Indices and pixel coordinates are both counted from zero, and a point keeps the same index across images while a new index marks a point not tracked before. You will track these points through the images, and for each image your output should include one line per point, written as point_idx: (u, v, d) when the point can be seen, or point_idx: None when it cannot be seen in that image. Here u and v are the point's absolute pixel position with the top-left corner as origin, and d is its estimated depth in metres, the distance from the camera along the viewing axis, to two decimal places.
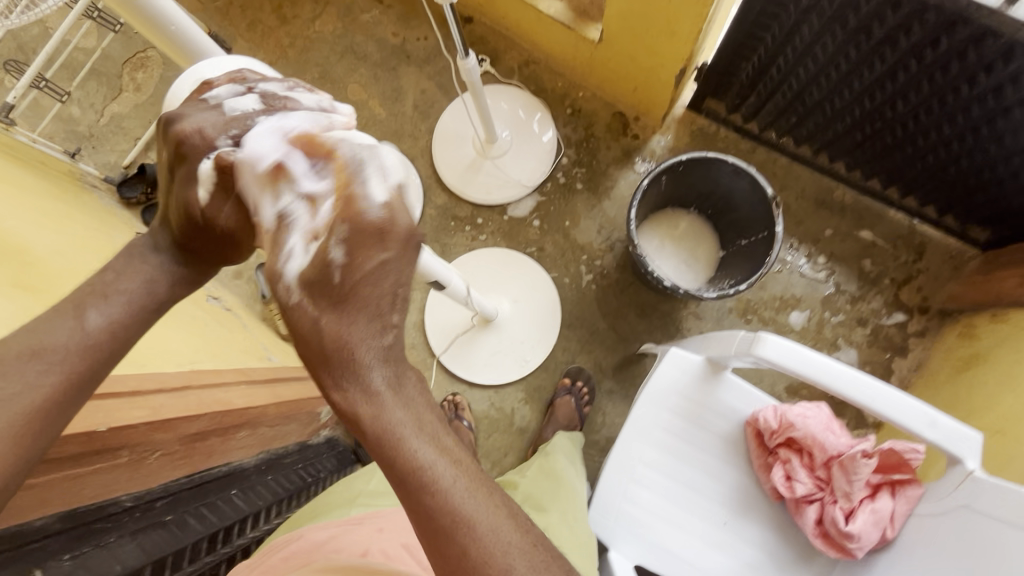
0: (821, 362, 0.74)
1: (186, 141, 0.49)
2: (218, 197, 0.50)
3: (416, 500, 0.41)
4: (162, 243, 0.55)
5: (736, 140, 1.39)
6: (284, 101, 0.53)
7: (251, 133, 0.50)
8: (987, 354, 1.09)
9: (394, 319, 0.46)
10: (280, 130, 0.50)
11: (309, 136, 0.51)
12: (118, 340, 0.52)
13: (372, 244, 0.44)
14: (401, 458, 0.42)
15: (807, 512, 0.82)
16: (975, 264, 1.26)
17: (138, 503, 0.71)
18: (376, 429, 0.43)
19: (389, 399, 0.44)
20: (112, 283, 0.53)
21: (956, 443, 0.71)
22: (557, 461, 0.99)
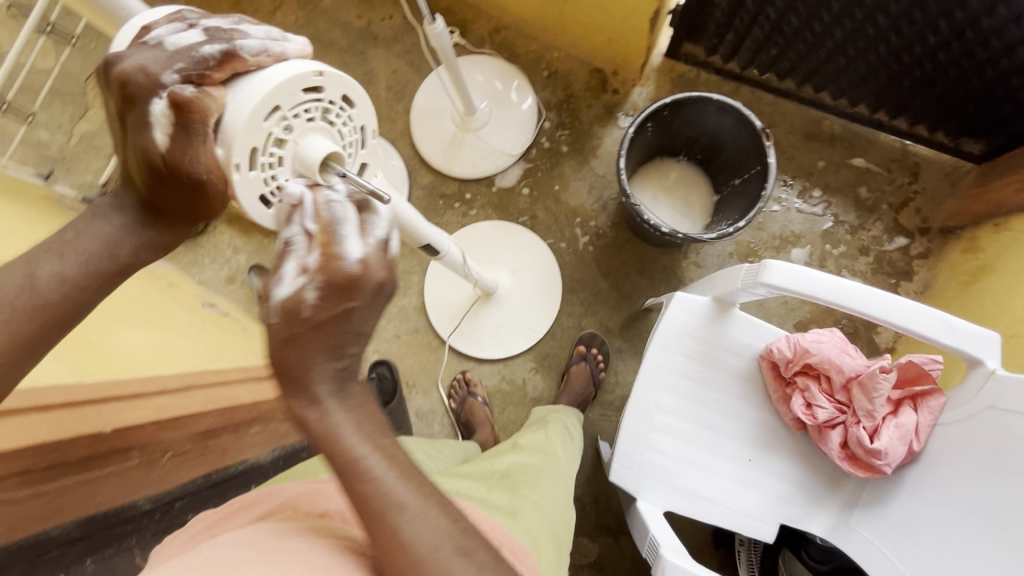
0: (829, 282, 0.73)
1: (130, 82, 0.42)
2: (174, 143, 0.43)
3: (352, 491, 0.45)
4: (127, 203, 0.51)
5: (718, 83, 1.36)
6: (229, 31, 0.43)
7: (202, 65, 0.42)
8: (994, 265, 1.09)
9: (356, 349, 0.48)
10: (234, 61, 0.42)
11: (257, 74, 0.43)
12: (72, 304, 0.49)
13: (348, 296, 0.45)
14: (341, 454, 0.45)
15: (832, 437, 0.82)
16: (972, 179, 1.25)
17: (156, 505, 0.70)
18: (320, 431, 0.46)
19: (335, 408, 0.47)
20: (71, 241, 0.50)
21: (974, 345, 0.70)
22: (558, 440, 0.94)
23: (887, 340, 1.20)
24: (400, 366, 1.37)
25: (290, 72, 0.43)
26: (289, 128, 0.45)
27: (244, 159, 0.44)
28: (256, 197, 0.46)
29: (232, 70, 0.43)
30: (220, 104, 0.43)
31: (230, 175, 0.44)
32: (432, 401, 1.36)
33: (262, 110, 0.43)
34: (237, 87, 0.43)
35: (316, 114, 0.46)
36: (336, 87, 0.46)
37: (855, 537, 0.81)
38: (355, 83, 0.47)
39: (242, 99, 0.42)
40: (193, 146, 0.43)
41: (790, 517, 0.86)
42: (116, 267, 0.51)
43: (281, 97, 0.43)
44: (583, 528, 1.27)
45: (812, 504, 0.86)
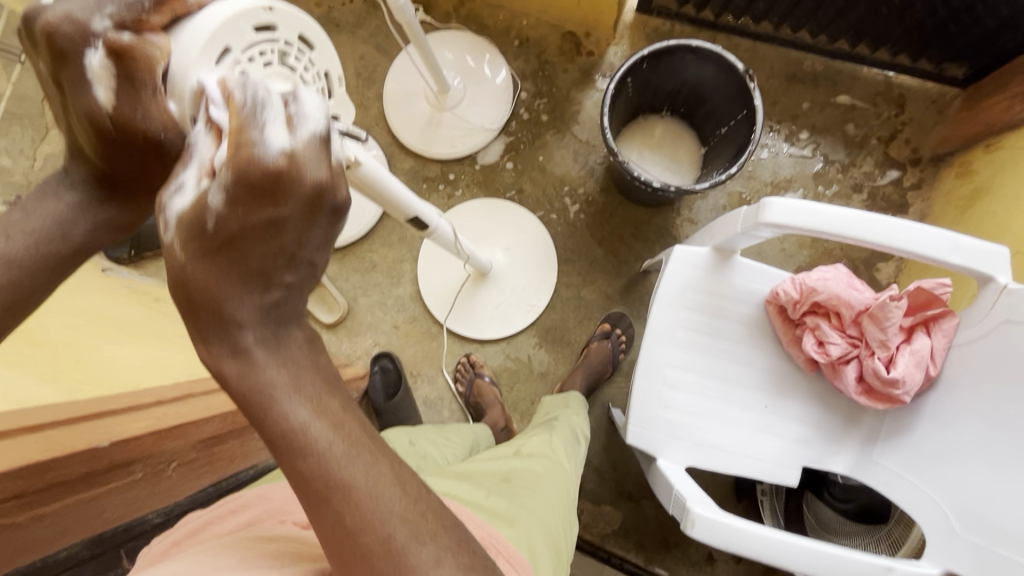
0: (831, 214, 0.72)
1: (57, 34, 0.36)
2: (120, 99, 0.38)
3: (288, 466, 0.37)
4: (78, 179, 0.45)
5: (693, 33, 1.33)
6: None
7: (136, 8, 0.37)
8: (990, 186, 1.08)
9: (287, 281, 0.38)
10: (172, 2, 0.38)
11: (199, 16, 0.39)
12: (22, 291, 0.45)
13: (270, 198, 0.35)
14: (276, 416, 0.37)
15: (847, 372, 0.81)
16: (959, 103, 1.23)
17: (166, 518, 0.69)
18: (243, 386, 0.37)
19: (265, 359, 0.38)
20: (20, 221, 0.45)
21: (983, 262, 0.69)
22: (562, 443, 0.86)
23: (888, 275, 1.19)
24: (402, 356, 1.35)
25: (235, 5, 0.40)
26: (244, 72, 0.41)
27: (194, 107, 0.38)
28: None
29: (173, 15, 0.39)
30: (166, 52, 0.38)
31: (187, 128, 0.39)
32: (438, 387, 1.34)
33: (210, 50, 0.39)
34: (182, 32, 0.39)
35: (271, 55, 0.43)
36: (289, 25, 0.43)
37: (879, 471, 0.81)
38: (309, 20, 0.45)
39: (189, 42, 0.38)
40: (144, 100, 0.38)
41: (812, 459, 0.86)
42: (69, 251, 0.46)
43: (230, 36, 0.40)
44: (603, 497, 1.26)
45: (832, 444, 0.85)
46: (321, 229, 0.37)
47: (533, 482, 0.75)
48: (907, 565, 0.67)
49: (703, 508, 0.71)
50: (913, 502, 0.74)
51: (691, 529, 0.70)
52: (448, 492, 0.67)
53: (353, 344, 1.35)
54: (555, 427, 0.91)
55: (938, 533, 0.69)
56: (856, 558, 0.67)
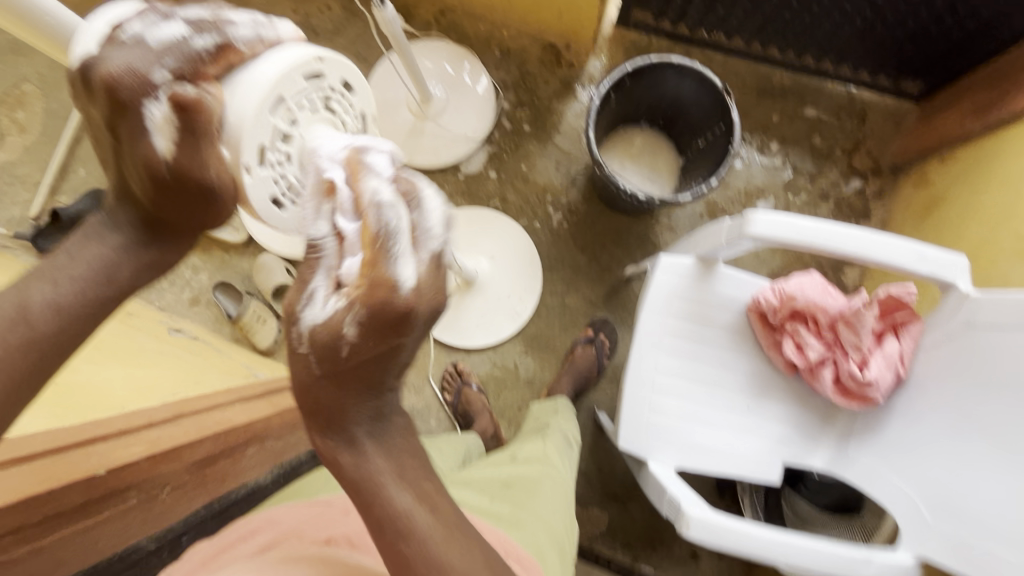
0: (810, 226, 0.76)
1: (119, 86, 0.42)
2: (180, 149, 0.44)
3: (376, 513, 0.48)
4: (122, 221, 0.51)
5: (669, 47, 1.38)
6: (213, 21, 0.43)
7: (195, 60, 0.42)
8: (944, 195, 1.16)
9: (387, 385, 0.51)
10: (229, 55, 0.43)
11: (251, 67, 0.43)
12: (68, 333, 0.48)
13: (389, 333, 0.44)
14: (374, 482, 0.49)
15: (824, 374, 0.85)
16: (914, 117, 1.32)
17: (162, 543, 0.69)
18: (350, 457, 0.50)
19: (369, 440, 0.51)
20: (64, 266, 0.49)
21: (947, 271, 0.74)
22: (555, 448, 0.88)
23: (854, 280, 1.26)
24: None
25: (284, 60, 0.43)
26: (294, 121, 0.45)
27: (254, 158, 0.44)
28: (266, 198, 0.45)
29: (226, 63, 0.43)
30: (220, 101, 0.43)
31: (241, 177, 0.44)
32: (425, 397, 1.34)
33: (266, 104, 0.43)
34: (233, 81, 0.43)
35: (319, 103, 0.45)
36: (336, 72, 0.46)
37: (855, 465, 0.86)
38: (354, 67, 0.47)
39: (241, 95, 0.43)
40: (202, 150, 0.44)
41: (791, 457, 0.90)
42: (112, 293, 0.51)
43: (284, 87, 0.43)
44: (591, 500, 1.29)
45: (810, 442, 0.90)
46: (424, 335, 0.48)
47: (531, 486, 0.76)
48: (885, 555, 0.71)
49: (698, 510, 0.74)
50: (888, 495, 0.79)
51: (687, 531, 0.73)
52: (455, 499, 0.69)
53: None
54: (547, 433, 0.92)
55: (912, 523, 0.74)
56: (839, 550, 0.71)
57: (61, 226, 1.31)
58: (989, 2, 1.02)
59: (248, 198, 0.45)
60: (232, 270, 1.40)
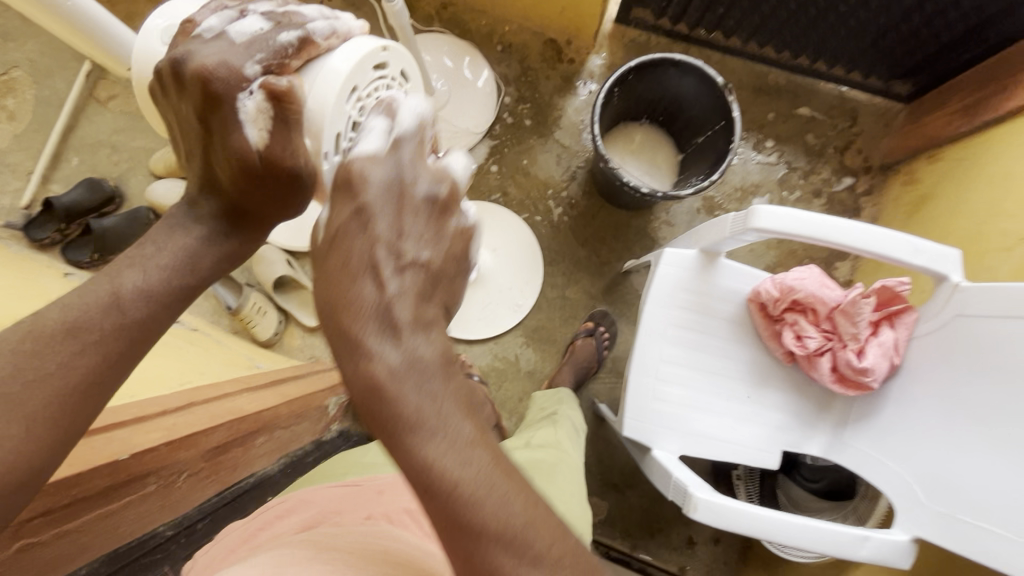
0: (812, 220, 0.79)
1: (213, 79, 0.44)
2: (274, 139, 0.47)
3: (398, 443, 0.40)
4: (205, 212, 0.55)
5: (668, 45, 1.40)
6: (287, 16, 0.46)
7: (281, 53, 0.45)
8: (932, 193, 1.20)
9: (397, 279, 0.43)
10: (309, 47, 0.46)
11: (326, 61, 0.47)
12: (156, 317, 0.51)
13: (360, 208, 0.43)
14: (397, 410, 0.40)
15: (822, 363, 0.89)
16: (903, 117, 1.36)
17: (178, 530, 0.68)
18: (358, 378, 0.41)
19: (378, 353, 0.41)
20: (152, 255, 0.52)
21: (940, 263, 0.78)
22: (566, 434, 0.90)
23: (845, 274, 1.31)
24: None
25: (360, 52, 0.47)
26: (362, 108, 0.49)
27: (332, 146, 0.48)
28: (337, 183, 0.50)
29: (306, 56, 0.47)
30: (303, 91, 0.46)
31: (321, 166, 0.48)
32: None
33: (343, 92, 0.46)
34: (311, 72, 0.46)
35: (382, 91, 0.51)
36: (396, 63, 0.51)
37: (850, 451, 0.89)
38: (409, 58, 0.53)
39: (322, 86, 0.46)
40: (293, 139, 0.47)
41: (789, 443, 0.93)
42: (194, 281, 0.54)
43: (357, 79, 0.47)
44: (591, 488, 1.32)
45: (807, 429, 0.93)
46: (435, 235, 0.45)
47: (544, 474, 0.78)
48: (882, 533, 0.74)
49: (704, 492, 0.76)
50: (883, 477, 0.83)
51: (694, 512, 0.76)
52: None
53: None
54: (558, 420, 0.94)
55: (907, 503, 0.78)
56: (838, 529, 0.74)
57: (54, 216, 1.29)
58: (978, 7, 1.06)
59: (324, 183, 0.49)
60: None
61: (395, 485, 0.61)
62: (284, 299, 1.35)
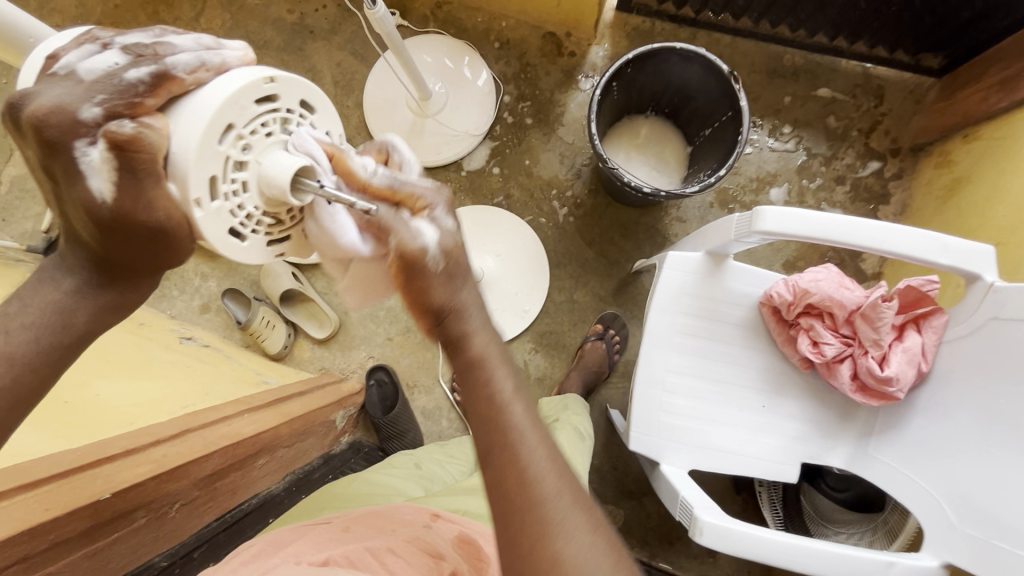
0: (820, 219, 0.73)
1: (49, 127, 0.39)
2: (121, 193, 0.40)
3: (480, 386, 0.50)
4: (75, 263, 0.48)
5: (674, 30, 1.33)
6: (153, 46, 0.40)
7: (131, 92, 0.38)
8: (968, 176, 1.11)
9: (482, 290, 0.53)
10: (168, 84, 0.39)
11: (195, 94, 0.39)
12: (25, 385, 0.47)
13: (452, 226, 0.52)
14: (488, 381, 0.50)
15: (841, 370, 0.82)
16: (935, 93, 1.26)
17: (173, 560, 0.68)
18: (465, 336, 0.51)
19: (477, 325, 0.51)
20: (17, 314, 0.47)
21: (971, 261, 0.71)
22: (566, 443, 0.95)
23: (873, 266, 1.22)
24: (398, 367, 1.35)
25: (236, 82, 0.39)
26: (248, 148, 0.41)
27: (204, 192, 0.40)
28: (224, 232, 0.43)
29: (168, 93, 0.39)
30: (164, 134, 0.39)
31: (192, 214, 0.40)
32: (436, 398, 1.34)
33: (213, 132, 0.39)
34: (178, 111, 0.39)
35: (274, 126, 0.42)
36: (291, 92, 0.43)
37: (876, 464, 0.83)
38: (313, 87, 0.44)
39: (187, 124, 0.39)
40: (147, 189, 0.40)
41: (809, 454, 0.88)
42: (70, 339, 0.49)
43: (232, 114, 0.39)
44: (605, 497, 1.28)
45: (828, 439, 0.87)
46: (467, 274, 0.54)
47: None
48: (908, 558, 0.69)
49: (712, 516, 0.72)
50: (910, 495, 0.77)
51: (700, 537, 0.72)
52: (459, 509, 0.72)
53: (347, 358, 1.36)
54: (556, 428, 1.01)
55: (937, 525, 0.72)
56: (859, 554, 0.69)
57: None
58: None
59: (204, 235, 0.41)
60: (240, 277, 1.41)
61: (364, 520, 0.62)
62: (292, 312, 1.35)
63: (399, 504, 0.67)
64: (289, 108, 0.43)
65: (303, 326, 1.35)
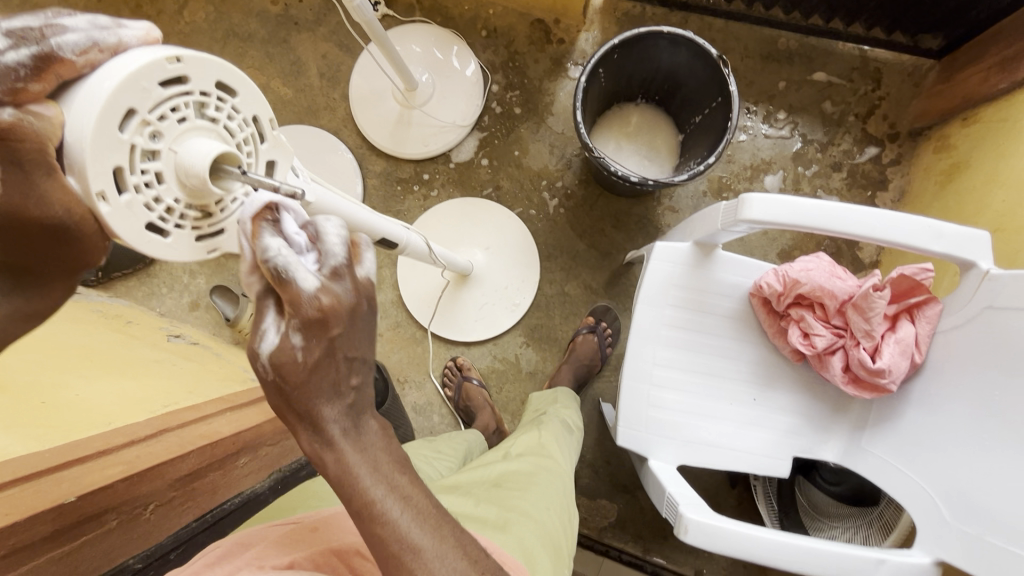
0: (809, 207, 0.70)
1: None
2: (6, 188, 0.33)
3: (356, 506, 0.43)
4: None
5: (664, 15, 1.29)
6: (41, 24, 0.33)
7: (11, 76, 0.32)
8: (967, 160, 1.07)
9: (354, 381, 0.43)
10: (57, 66, 0.33)
11: (90, 77, 0.33)
12: None
13: (328, 329, 0.39)
14: (357, 498, 0.43)
15: (833, 362, 0.80)
16: (934, 75, 1.22)
17: (149, 562, 0.67)
18: (334, 461, 0.42)
19: (346, 441, 0.43)
20: None
21: (965, 248, 0.68)
22: (552, 437, 0.94)
23: (871, 254, 1.19)
24: (389, 363, 1.33)
25: (133, 61, 0.33)
26: (158, 136, 0.35)
27: (108, 184, 0.34)
28: (140, 230, 0.36)
29: (57, 78, 0.33)
30: (57, 123, 0.33)
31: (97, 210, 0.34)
32: (427, 393, 1.33)
33: (111, 118, 0.33)
34: (71, 97, 0.33)
35: (189, 111, 0.36)
36: (205, 72, 0.36)
37: (868, 457, 0.81)
38: (230, 66, 0.37)
39: (80, 109, 0.32)
40: (36, 184, 0.33)
41: (800, 448, 0.86)
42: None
43: (133, 97, 0.33)
44: (599, 491, 1.26)
45: (820, 432, 0.86)
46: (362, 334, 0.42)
47: (518, 491, 0.79)
48: (899, 555, 0.67)
49: (696, 513, 0.70)
50: (902, 488, 0.75)
51: (685, 534, 0.70)
52: None
53: None
54: (543, 421, 0.99)
55: (928, 519, 0.70)
56: (846, 551, 0.67)
57: None
58: None
59: (116, 233, 0.35)
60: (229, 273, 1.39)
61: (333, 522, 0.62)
62: None
63: None
64: (203, 90, 0.36)
65: None
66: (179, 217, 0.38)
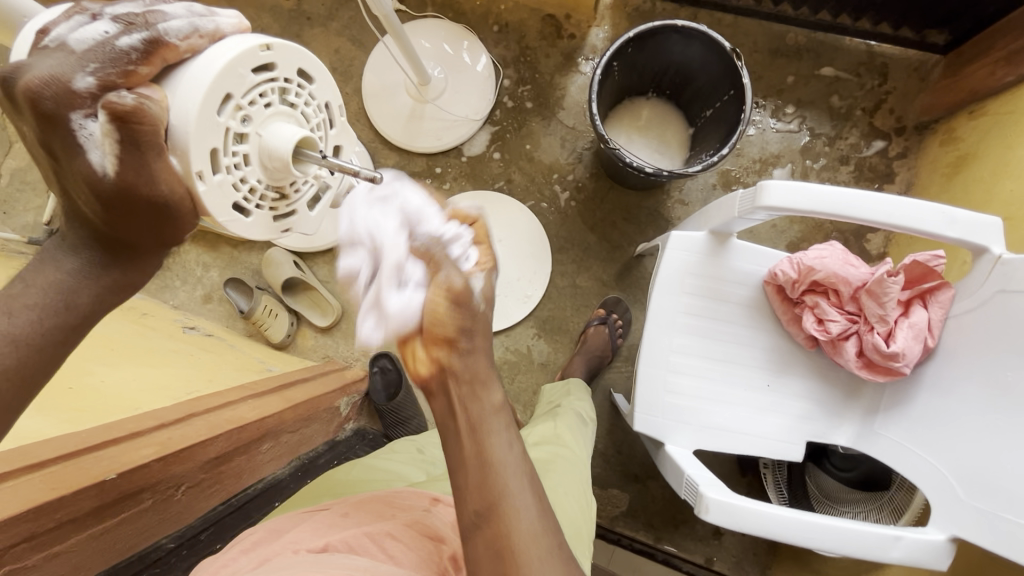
0: (826, 193, 0.72)
1: (41, 98, 0.38)
2: (124, 166, 0.39)
3: (471, 408, 0.52)
4: (79, 244, 0.49)
5: (674, 11, 1.31)
6: (144, 15, 0.39)
7: (124, 60, 0.38)
8: (975, 152, 1.09)
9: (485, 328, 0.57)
10: (163, 51, 0.38)
11: (192, 64, 0.39)
12: (34, 370, 0.47)
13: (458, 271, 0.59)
14: (475, 400, 0.53)
15: (847, 347, 0.82)
16: (940, 70, 1.24)
17: (182, 541, 0.69)
18: (467, 372, 0.53)
19: (480, 365, 0.54)
20: (20, 293, 0.47)
21: (978, 234, 0.70)
22: (567, 427, 0.95)
23: (878, 246, 1.21)
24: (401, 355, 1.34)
25: (230, 46, 0.39)
26: (248, 120, 0.41)
27: (206, 164, 0.40)
28: (227, 206, 0.42)
29: (162, 62, 0.39)
30: (164, 106, 0.38)
31: (195, 187, 0.40)
32: None
33: (212, 100, 0.38)
34: (175, 82, 0.39)
35: (274, 96, 0.42)
36: (289, 60, 0.42)
37: (881, 441, 0.83)
38: (308, 53, 0.43)
39: (183, 92, 0.38)
40: (150, 163, 0.39)
41: (814, 433, 0.88)
42: (73, 320, 0.49)
43: (231, 83, 0.39)
44: (610, 481, 1.28)
45: (833, 417, 0.87)
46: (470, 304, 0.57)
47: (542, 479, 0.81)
48: (915, 532, 0.69)
49: (716, 492, 0.72)
50: (917, 470, 0.77)
51: (706, 513, 0.72)
52: None
53: (351, 346, 1.36)
54: (560, 411, 1.01)
55: (944, 499, 0.71)
56: (864, 529, 0.69)
57: None
58: None
59: (208, 208, 0.41)
60: (242, 266, 1.40)
61: (363, 506, 0.63)
62: (294, 300, 1.36)
63: (401, 488, 0.69)
64: (285, 74, 0.42)
65: (305, 313, 1.36)
66: (259, 199, 0.44)
